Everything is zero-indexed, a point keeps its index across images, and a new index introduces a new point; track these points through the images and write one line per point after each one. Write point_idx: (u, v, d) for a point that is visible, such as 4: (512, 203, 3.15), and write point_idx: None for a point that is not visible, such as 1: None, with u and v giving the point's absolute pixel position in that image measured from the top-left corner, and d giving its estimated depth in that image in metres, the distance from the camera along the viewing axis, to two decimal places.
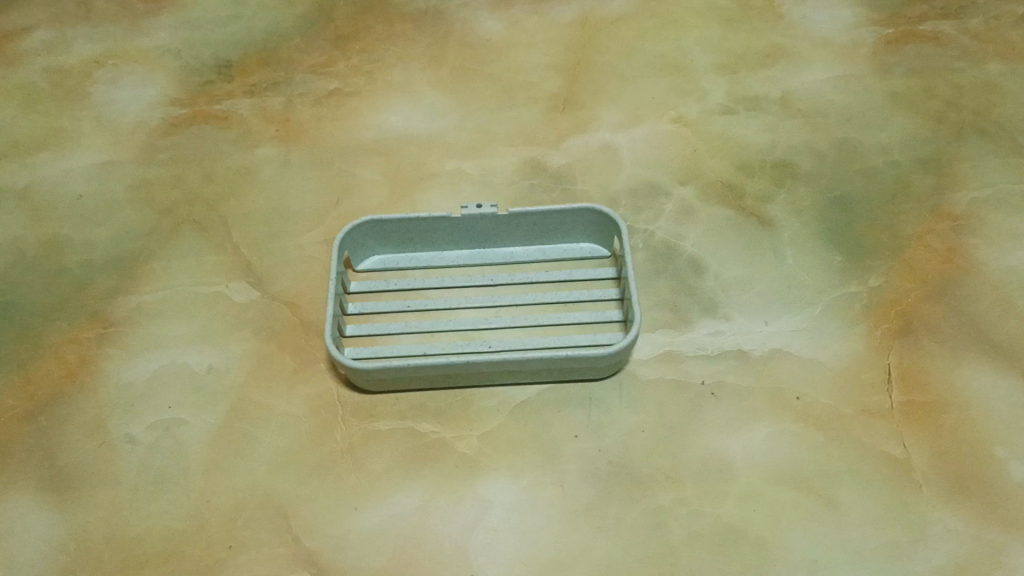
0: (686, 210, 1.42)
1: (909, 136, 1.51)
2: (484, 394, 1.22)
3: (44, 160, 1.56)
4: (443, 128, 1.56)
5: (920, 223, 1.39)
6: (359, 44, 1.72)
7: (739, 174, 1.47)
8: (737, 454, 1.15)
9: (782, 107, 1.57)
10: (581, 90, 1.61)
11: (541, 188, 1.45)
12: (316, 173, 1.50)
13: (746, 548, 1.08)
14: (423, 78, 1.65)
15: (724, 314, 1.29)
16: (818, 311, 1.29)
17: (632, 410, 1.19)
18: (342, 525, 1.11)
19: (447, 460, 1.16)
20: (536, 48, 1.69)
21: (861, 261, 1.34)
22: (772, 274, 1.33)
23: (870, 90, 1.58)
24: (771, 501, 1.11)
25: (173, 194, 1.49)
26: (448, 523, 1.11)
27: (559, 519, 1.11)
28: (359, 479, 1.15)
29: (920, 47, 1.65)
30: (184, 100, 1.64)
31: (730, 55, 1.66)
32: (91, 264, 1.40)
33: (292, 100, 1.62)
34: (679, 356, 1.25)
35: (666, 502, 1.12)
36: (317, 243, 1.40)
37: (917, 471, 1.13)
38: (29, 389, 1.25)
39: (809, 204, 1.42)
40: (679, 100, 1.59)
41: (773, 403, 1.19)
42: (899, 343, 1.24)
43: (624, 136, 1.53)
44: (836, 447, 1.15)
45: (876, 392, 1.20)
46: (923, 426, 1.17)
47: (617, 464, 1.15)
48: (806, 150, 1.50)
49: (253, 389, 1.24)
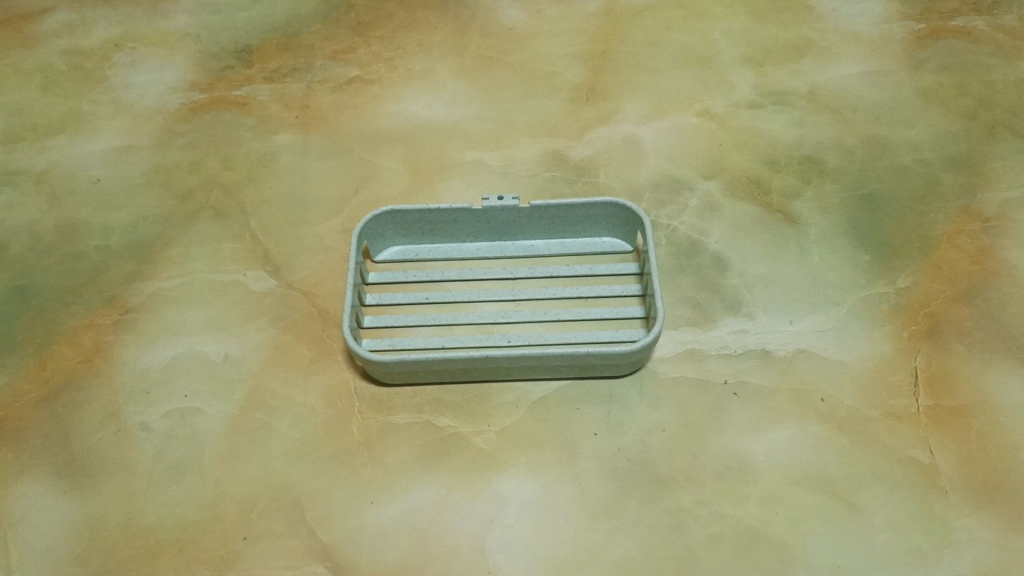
0: (710, 205, 1.40)
1: (939, 133, 1.48)
2: (503, 389, 1.20)
3: (63, 143, 1.55)
4: (464, 117, 1.54)
5: (950, 223, 1.36)
6: (381, 31, 1.70)
7: (765, 170, 1.44)
8: (759, 455, 1.13)
9: (809, 102, 1.54)
10: (605, 80, 1.59)
11: (563, 180, 1.43)
12: (335, 161, 1.48)
13: (768, 551, 1.06)
14: (444, 66, 1.63)
15: (748, 312, 1.27)
16: (844, 311, 1.26)
17: (653, 409, 1.18)
18: (357, 519, 1.10)
19: (464, 455, 1.15)
20: (560, 38, 1.67)
21: (888, 261, 1.32)
22: (797, 273, 1.31)
23: (900, 86, 1.55)
24: (794, 505, 1.09)
25: (191, 180, 1.47)
26: (464, 519, 1.09)
27: (577, 517, 1.09)
28: (376, 472, 1.14)
29: (952, 42, 1.61)
30: (203, 85, 1.63)
31: (757, 48, 1.64)
32: (108, 250, 1.39)
33: (312, 87, 1.61)
34: (702, 354, 1.22)
35: (686, 502, 1.10)
36: (336, 232, 1.38)
37: (944, 476, 1.11)
38: (44, 374, 1.25)
39: (836, 201, 1.40)
40: (705, 93, 1.57)
41: (797, 405, 1.17)
42: (927, 346, 1.22)
43: (648, 129, 1.51)
44: (860, 450, 1.13)
45: (902, 395, 1.18)
46: (950, 431, 1.14)
47: (636, 462, 1.13)
48: (834, 146, 1.47)
49: (270, 379, 1.23)
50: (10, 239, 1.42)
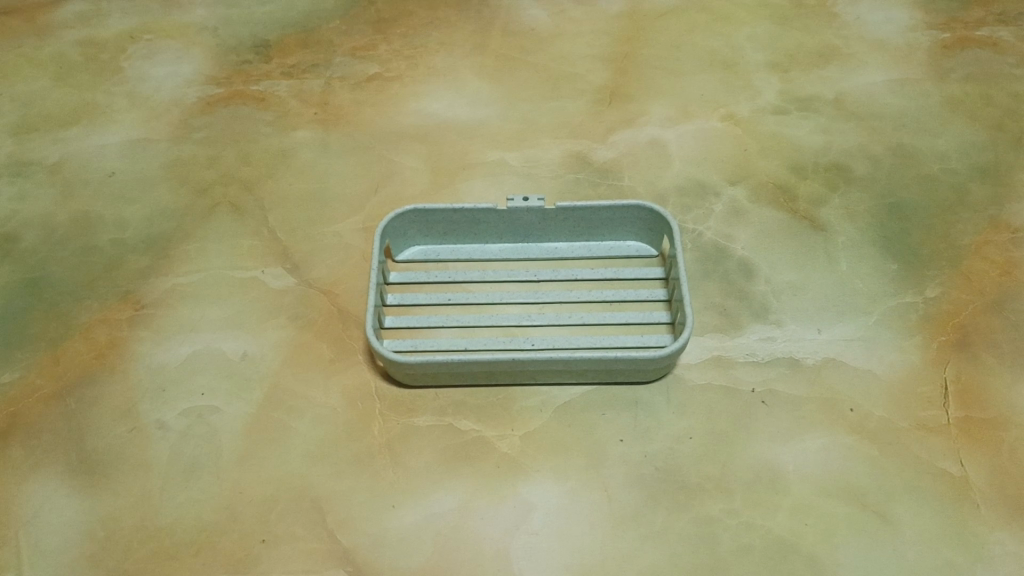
0: (736, 211, 1.38)
1: (966, 143, 1.47)
2: (527, 394, 1.18)
3: (77, 135, 1.52)
4: (486, 116, 1.52)
5: (978, 233, 1.34)
6: (401, 29, 1.69)
7: (792, 176, 1.43)
8: (789, 465, 1.11)
9: (835, 108, 1.53)
10: (628, 82, 1.57)
11: (588, 182, 1.41)
12: (355, 158, 1.46)
13: (798, 562, 1.04)
14: (466, 65, 1.61)
15: (775, 320, 1.25)
16: (872, 320, 1.25)
17: (680, 416, 1.16)
18: (378, 523, 1.07)
19: (488, 459, 1.12)
20: (583, 39, 1.65)
21: (916, 271, 1.30)
22: (825, 280, 1.29)
23: (926, 95, 1.54)
24: (825, 516, 1.07)
25: (208, 175, 1.45)
26: (489, 524, 1.07)
27: (604, 525, 1.07)
28: (398, 475, 1.11)
29: (977, 52, 1.60)
30: (221, 79, 1.60)
31: (782, 53, 1.62)
32: (123, 244, 1.36)
33: (331, 83, 1.58)
34: (729, 361, 1.21)
35: (715, 512, 1.08)
36: (356, 231, 1.36)
37: (976, 490, 1.09)
38: (57, 369, 1.22)
39: (864, 209, 1.38)
40: (730, 97, 1.55)
41: (826, 414, 1.16)
42: (957, 358, 1.20)
43: (672, 132, 1.49)
44: (891, 461, 1.11)
45: (933, 406, 1.16)
46: (982, 444, 1.12)
47: (663, 470, 1.11)
48: (861, 153, 1.46)
49: (289, 378, 1.20)
50: (23, 230, 1.39)
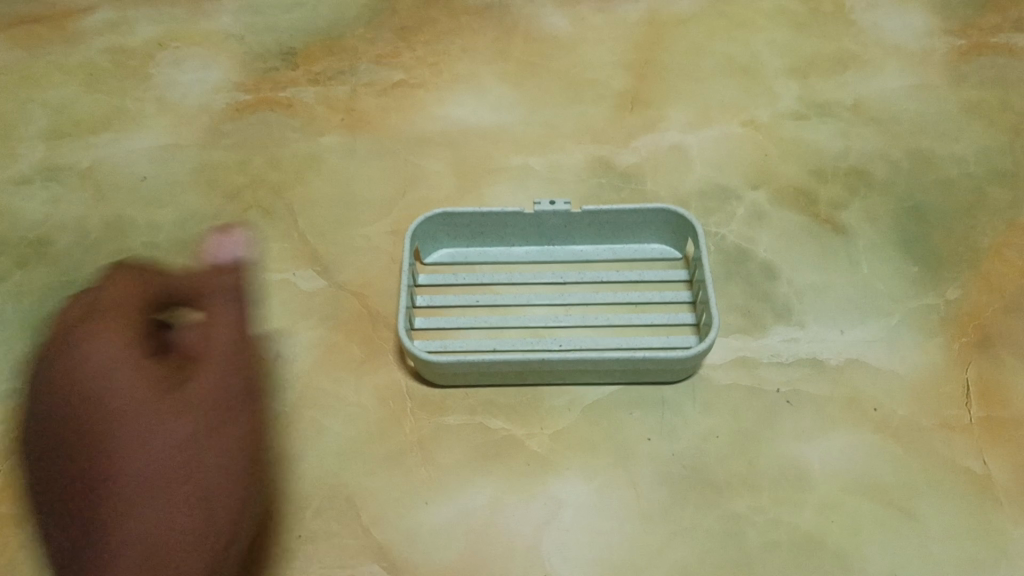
0: (757, 214, 1.40)
1: (984, 148, 1.49)
2: (555, 393, 1.20)
3: (109, 140, 1.55)
4: (509, 122, 1.55)
5: (998, 235, 1.37)
6: (424, 36, 1.71)
7: (812, 180, 1.45)
8: (814, 463, 1.13)
9: (853, 113, 1.55)
10: (649, 88, 1.60)
11: (610, 187, 1.44)
12: (382, 163, 1.49)
13: (825, 557, 1.06)
14: (489, 71, 1.64)
15: (798, 321, 1.27)
16: (894, 321, 1.27)
17: (707, 415, 1.18)
18: (411, 520, 1.09)
19: (518, 457, 1.14)
20: (603, 46, 1.68)
21: (937, 273, 1.32)
22: (846, 282, 1.31)
23: (943, 100, 1.56)
24: (851, 513, 1.09)
25: (238, 180, 1.48)
26: (520, 521, 1.09)
27: (633, 521, 1.09)
28: (429, 472, 1.13)
29: (993, 58, 1.62)
30: (248, 85, 1.63)
31: (800, 59, 1.65)
32: (156, 246, 1.39)
33: (357, 89, 1.61)
34: (754, 361, 1.22)
35: (742, 509, 1.10)
36: (384, 234, 1.39)
37: (999, 487, 1.11)
38: None
39: (884, 212, 1.40)
40: (750, 103, 1.57)
41: (850, 413, 1.17)
42: (978, 358, 1.22)
43: (693, 136, 1.52)
44: (915, 459, 1.13)
45: (955, 406, 1.18)
46: (1004, 442, 1.14)
47: (690, 467, 1.13)
48: (880, 158, 1.48)
49: (321, 377, 1.23)
50: (57, 234, 1.42)
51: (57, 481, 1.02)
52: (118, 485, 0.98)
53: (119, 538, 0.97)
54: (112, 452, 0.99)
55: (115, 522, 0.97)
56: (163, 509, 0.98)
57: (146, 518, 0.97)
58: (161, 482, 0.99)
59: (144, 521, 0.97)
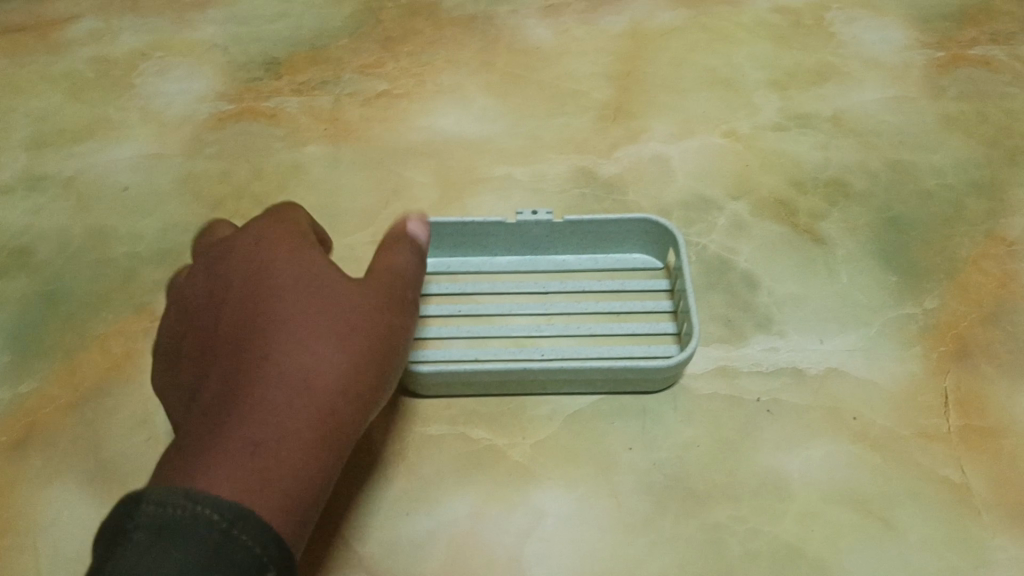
0: (739, 224, 1.41)
1: (962, 159, 1.51)
2: (537, 403, 1.20)
3: (91, 149, 1.55)
4: (493, 132, 1.55)
5: (976, 246, 1.38)
6: (408, 47, 1.72)
7: (792, 191, 1.46)
8: (794, 472, 1.14)
9: (834, 125, 1.57)
10: (632, 100, 1.61)
11: (593, 198, 1.45)
12: (365, 173, 1.49)
13: (804, 566, 1.06)
14: (473, 82, 1.64)
15: (779, 331, 1.28)
16: (873, 331, 1.28)
17: (688, 424, 1.18)
18: (393, 530, 1.09)
19: (499, 467, 1.15)
20: (586, 57, 1.69)
21: (916, 283, 1.33)
22: (826, 293, 1.32)
23: (922, 112, 1.58)
24: (831, 522, 1.10)
25: (220, 190, 1.48)
26: (501, 531, 1.09)
27: (614, 531, 1.09)
28: (411, 482, 1.13)
29: (971, 71, 1.64)
30: (232, 95, 1.63)
31: (781, 72, 1.66)
32: (137, 256, 1.39)
33: (341, 100, 1.61)
34: (734, 371, 1.23)
35: (723, 518, 1.10)
36: (367, 244, 1.39)
37: (977, 496, 1.12)
38: (74, 380, 1.24)
39: (863, 223, 1.42)
40: (731, 114, 1.59)
41: (830, 422, 1.18)
42: (956, 368, 1.23)
43: (675, 147, 1.53)
44: (894, 468, 1.14)
45: (934, 415, 1.19)
46: (982, 451, 1.15)
47: (671, 477, 1.14)
48: (860, 169, 1.50)
49: None
50: (38, 243, 1.41)
51: (206, 378, 0.85)
52: (290, 347, 0.84)
53: (283, 373, 0.82)
54: (297, 325, 0.85)
55: (280, 362, 0.82)
56: (342, 360, 0.84)
57: (319, 353, 0.84)
58: (337, 335, 0.85)
59: (312, 354, 0.83)
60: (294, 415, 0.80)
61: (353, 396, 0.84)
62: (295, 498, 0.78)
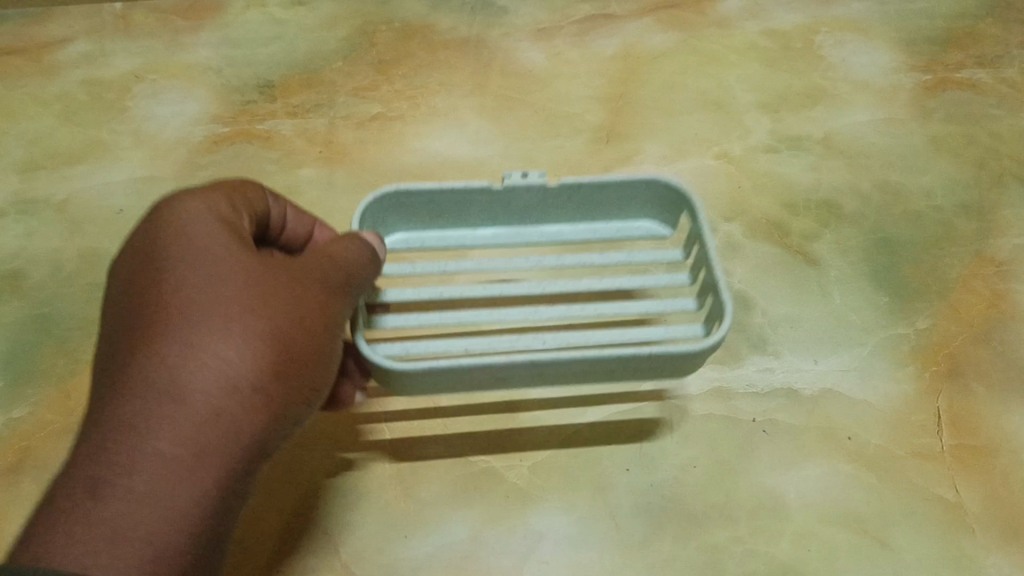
0: (731, 245, 1.42)
1: (950, 181, 1.53)
2: (532, 420, 1.20)
3: (84, 172, 1.55)
4: (487, 156, 1.57)
5: (965, 267, 1.40)
6: (402, 69, 1.73)
7: (784, 212, 1.48)
8: (790, 493, 1.14)
9: (824, 147, 1.58)
10: (625, 122, 1.62)
11: None
12: (360, 196, 1.50)
13: None
14: (467, 105, 1.66)
15: (773, 351, 1.29)
16: (866, 351, 1.29)
17: (686, 445, 1.19)
18: (391, 553, 1.09)
19: (497, 489, 1.14)
20: (578, 80, 1.70)
21: (908, 303, 1.35)
22: (818, 314, 1.33)
23: (911, 134, 1.60)
24: (827, 543, 1.10)
25: None
26: (499, 555, 1.09)
27: (612, 554, 1.09)
28: (409, 505, 1.13)
29: (958, 94, 1.67)
30: (226, 118, 1.63)
31: (771, 94, 1.68)
32: None
33: (335, 122, 1.62)
34: (729, 392, 1.24)
35: (721, 540, 1.10)
36: None
37: (971, 515, 1.13)
38: (68, 405, 1.23)
39: (855, 244, 1.43)
40: (723, 136, 1.61)
41: (826, 444, 1.19)
42: (949, 387, 1.24)
43: (668, 170, 1.54)
44: (889, 488, 1.15)
45: (927, 434, 1.20)
46: (975, 470, 1.16)
47: (669, 498, 1.14)
48: (850, 191, 1.51)
49: None
50: (31, 267, 1.41)
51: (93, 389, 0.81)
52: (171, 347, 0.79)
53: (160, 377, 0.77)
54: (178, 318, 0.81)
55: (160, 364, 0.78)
56: (226, 353, 0.80)
57: (205, 350, 0.79)
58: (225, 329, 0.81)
59: (194, 352, 0.79)
60: (174, 421, 0.76)
61: (242, 390, 0.80)
62: (174, 515, 0.74)
